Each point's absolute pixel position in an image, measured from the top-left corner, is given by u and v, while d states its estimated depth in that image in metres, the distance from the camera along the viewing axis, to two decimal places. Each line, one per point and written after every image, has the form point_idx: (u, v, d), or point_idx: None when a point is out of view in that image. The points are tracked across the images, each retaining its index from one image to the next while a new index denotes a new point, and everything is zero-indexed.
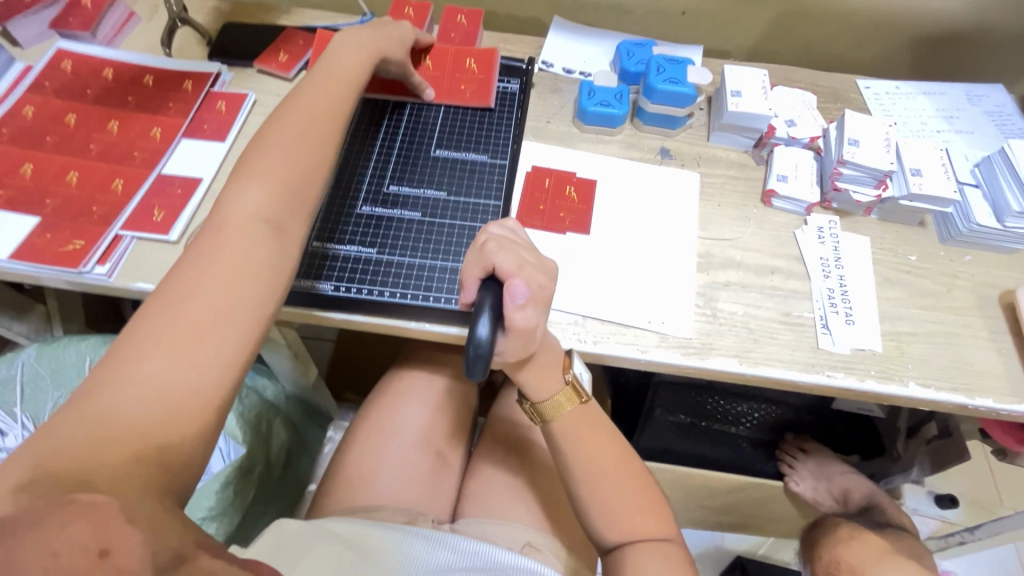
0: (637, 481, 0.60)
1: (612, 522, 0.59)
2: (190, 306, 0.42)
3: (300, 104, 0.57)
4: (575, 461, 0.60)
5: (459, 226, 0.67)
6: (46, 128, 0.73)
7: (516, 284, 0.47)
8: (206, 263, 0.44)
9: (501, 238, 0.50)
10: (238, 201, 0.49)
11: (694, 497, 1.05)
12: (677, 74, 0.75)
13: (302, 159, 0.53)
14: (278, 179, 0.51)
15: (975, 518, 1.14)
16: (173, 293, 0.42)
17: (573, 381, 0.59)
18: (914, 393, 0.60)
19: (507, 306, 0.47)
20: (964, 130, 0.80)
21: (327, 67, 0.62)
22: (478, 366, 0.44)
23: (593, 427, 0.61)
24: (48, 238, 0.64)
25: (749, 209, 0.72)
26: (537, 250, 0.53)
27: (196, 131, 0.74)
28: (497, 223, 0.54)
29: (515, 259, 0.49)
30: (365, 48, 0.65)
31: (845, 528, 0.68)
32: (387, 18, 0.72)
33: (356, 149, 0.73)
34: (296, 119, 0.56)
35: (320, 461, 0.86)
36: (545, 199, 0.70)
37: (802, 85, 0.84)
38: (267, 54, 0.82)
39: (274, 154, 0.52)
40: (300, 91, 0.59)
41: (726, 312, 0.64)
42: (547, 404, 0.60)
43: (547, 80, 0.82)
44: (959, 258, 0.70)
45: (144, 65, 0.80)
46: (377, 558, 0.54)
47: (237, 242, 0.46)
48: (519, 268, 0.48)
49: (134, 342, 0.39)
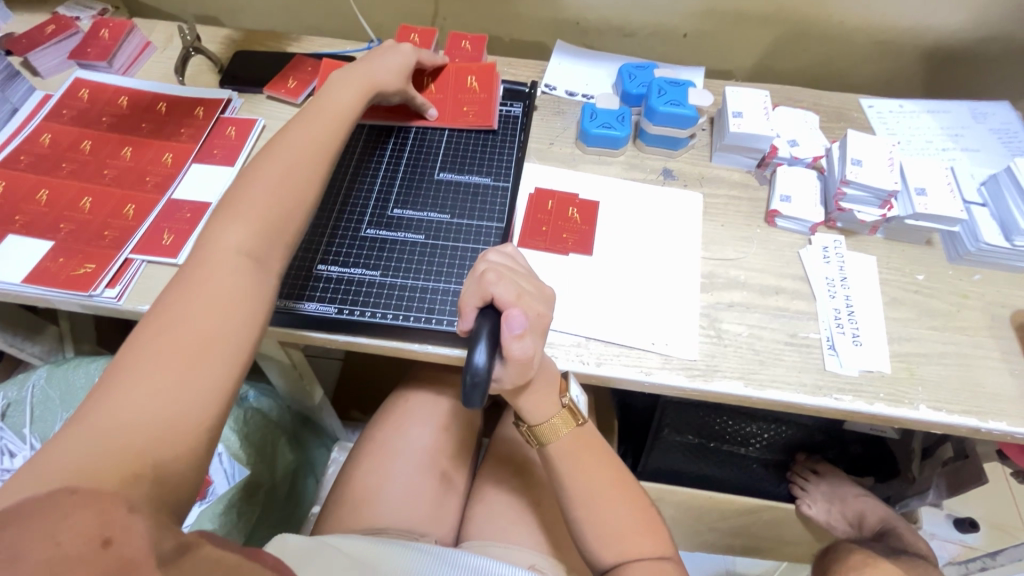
0: (635, 504, 0.60)
1: (610, 546, 0.58)
2: (175, 334, 0.42)
3: (292, 137, 0.59)
4: (572, 484, 0.59)
5: (461, 250, 0.68)
6: (63, 156, 0.75)
7: (515, 313, 0.47)
8: (195, 290, 0.45)
9: (500, 268, 0.51)
10: (220, 235, 0.49)
11: (703, 520, 1.03)
12: (678, 96, 0.75)
13: (289, 190, 0.55)
14: (264, 211, 0.52)
15: (997, 542, 1.12)
16: (164, 320, 0.43)
17: (570, 404, 0.59)
18: (924, 416, 0.59)
19: (504, 335, 0.47)
20: (970, 148, 0.80)
21: (321, 107, 0.64)
22: (475, 394, 0.44)
23: (593, 449, 0.61)
24: (61, 262, 0.65)
25: (753, 229, 0.72)
26: (536, 279, 0.54)
27: (207, 155, 0.76)
28: (497, 251, 0.55)
29: (513, 289, 0.49)
30: (353, 85, 0.67)
31: (858, 555, 0.66)
32: (386, 49, 0.73)
33: (360, 175, 0.74)
34: (281, 155, 0.57)
35: (324, 483, 0.86)
36: (548, 220, 0.71)
37: (805, 105, 0.84)
38: (276, 81, 0.84)
39: (260, 186, 0.54)
40: (296, 126, 0.61)
41: (731, 333, 0.64)
42: (543, 427, 0.59)
43: (550, 103, 0.83)
44: (969, 277, 0.69)
45: (158, 93, 0.82)
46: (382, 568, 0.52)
47: (223, 272, 0.47)
48: (519, 298, 0.49)
49: (123, 369, 0.39)
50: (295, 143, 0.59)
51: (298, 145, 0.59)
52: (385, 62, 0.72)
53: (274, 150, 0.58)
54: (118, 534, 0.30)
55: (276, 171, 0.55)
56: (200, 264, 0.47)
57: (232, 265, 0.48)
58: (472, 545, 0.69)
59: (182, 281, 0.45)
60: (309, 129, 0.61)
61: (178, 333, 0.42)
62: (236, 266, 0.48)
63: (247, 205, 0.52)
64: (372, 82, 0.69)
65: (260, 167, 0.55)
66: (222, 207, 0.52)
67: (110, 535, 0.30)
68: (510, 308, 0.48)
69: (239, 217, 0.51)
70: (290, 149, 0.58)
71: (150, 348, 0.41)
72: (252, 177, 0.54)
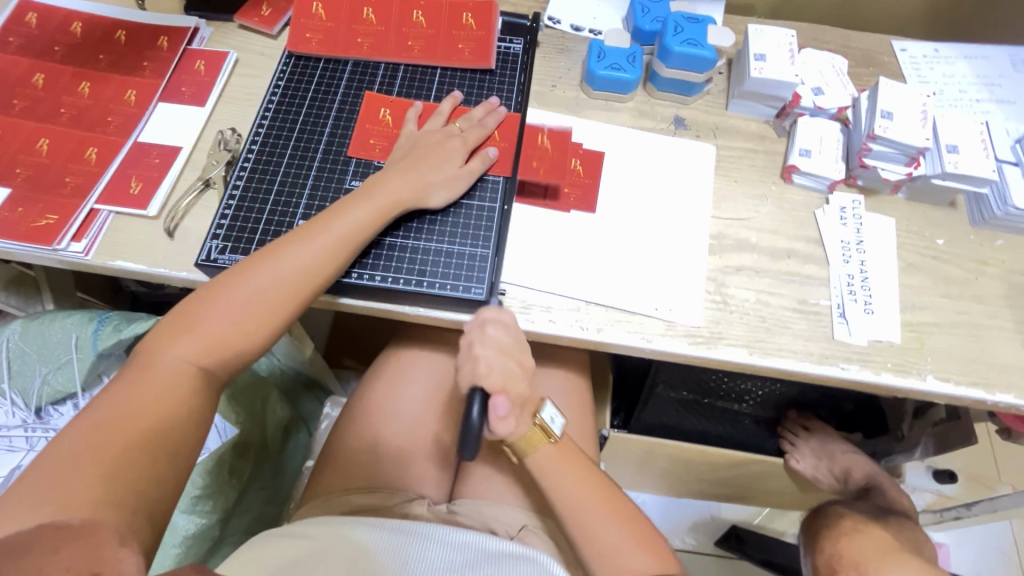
0: (622, 519, 0.58)
1: (594, 548, 0.57)
2: (116, 430, 0.44)
3: (275, 257, 0.54)
4: (560, 489, 0.59)
5: (474, 212, 0.62)
6: (13, 91, 0.67)
7: (500, 399, 0.52)
8: (139, 396, 0.47)
9: (493, 355, 0.54)
10: (172, 348, 0.50)
11: (693, 471, 1.04)
12: (696, 36, 0.68)
13: (251, 311, 0.52)
14: (225, 333, 0.51)
15: (974, 493, 1.15)
16: (104, 419, 0.45)
17: (544, 425, 0.59)
18: (930, 387, 0.57)
19: (490, 416, 0.53)
20: (1005, 100, 0.74)
21: (334, 221, 0.56)
22: (468, 446, 0.50)
23: (574, 462, 0.60)
24: (20, 213, 0.60)
25: (768, 185, 0.67)
26: (527, 353, 0.56)
27: (174, 94, 0.69)
28: (493, 320, 0.55)
29: (501, 373, 0.54)
30: (380, 201, 0.58)
31: (848, 521, 0.66)
32: (435, 152, 0.62)
33: (346, 117, 0.68)
34: (252, 272, 0.53)
35: (317, 437, 0.86)
36: (540, 156, 0.66)
37: (833, 46, 0.77)
38: (249, 7, 0.75)
39: (226, 306, 0.51)
40: (291, 246, 0.54)
41: (737, 299, 0.61)
42: (521, 443, 0.59)
43: (553, 39, 0.75)
44: (990, 242, 0.65)
45: (115, 19, 0.74)
46: (354, 547, 0.52)
47: (167, 381, 0.48)
48: (505, 385, 0.54)
49: (55, 470, 0.41)
50: (293, 256, 0.54)
51: (291, 268, 0.53)
52: (424, 171, 0.60)
53: (257, 260, 0.54)
54: None
55: (247, 291, 0.52)
56: (139, 383, 0.48)
57: (181, 385, 0.49)
58: (465, 503, 0.69)
59: (130, 382, 0.48)
60: (309, 248, 0.54)
61: (124, 427, 0.45)
62: (186, 380, 0.49)
63: (206, 331, 0.51)
64: (404, 198, 0.59)
65: (229, 279, 0.53)
66: (181, 317, 0.51)
67: None
68: (495, 392, 0.53)
69: (192, 338, 0.50)
70: (280, 268, 0.53)
71: (89, 445, 0.43)
72: (222, 289, 0.52)
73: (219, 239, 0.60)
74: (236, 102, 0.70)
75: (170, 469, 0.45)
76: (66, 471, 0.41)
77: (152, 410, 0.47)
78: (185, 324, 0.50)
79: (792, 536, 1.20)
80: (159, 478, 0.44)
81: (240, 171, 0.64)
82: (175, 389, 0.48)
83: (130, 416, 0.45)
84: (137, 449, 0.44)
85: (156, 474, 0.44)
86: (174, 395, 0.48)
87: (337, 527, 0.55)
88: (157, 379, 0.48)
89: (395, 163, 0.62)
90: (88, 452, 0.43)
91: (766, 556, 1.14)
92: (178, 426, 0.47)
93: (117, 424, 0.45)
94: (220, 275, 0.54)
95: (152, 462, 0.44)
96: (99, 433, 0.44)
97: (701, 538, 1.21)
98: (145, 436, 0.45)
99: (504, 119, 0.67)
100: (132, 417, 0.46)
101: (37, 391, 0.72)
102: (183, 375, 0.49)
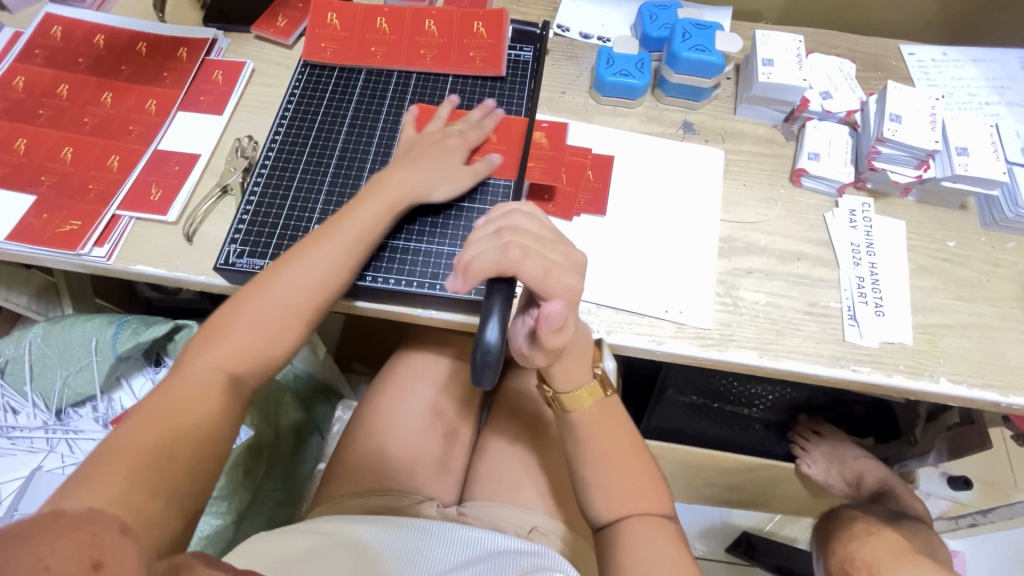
0: (641, 466, 0.58)
1: (612, 501, 0.57)
2: (145, 425, 0.45)
3: (298, 261, 0.55)
4: (586, 452, 0.58)
5: (465, 209, 0.63)
6: (39, 101, 0.69)
7: (553, 308, 0.45)
8: (170, 396, 0.48)
9: (528, 241, 0.46)
10: (205, 353, 0.51)
11: (704, 476, 1.04)
12: (704, 41, 0.69)
13: (279, 313, 0.54)
14: (253, 336, 0.52)
15: (990, 500, 1.13)
16: (135, 418, 0.46)
17: (601, 374, 0.58)
18: (942, 389, 0.57)
19: (542, 329, 0.46)
20: (1015, 103, 0.74)
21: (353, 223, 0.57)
22: (486, 371, 0.43)
23: (613, 417, 0.59)
24: (45, 219, 0.62)
25: (777, 188, 0.68)
26: (566, 243, 0.49)
27: (193, 103, 0.71)
28: (520, 210, 0.49)
29: (540, 265, 0.45)
30: (394, 200, 0.59)
31: (861, 524, 0.66)
32: (441, 151, 0.62)
33: (359, 123, 0.70)
34: (279, 275, 0.55)
35: (329, 440, 0.87)
36: (541, 157, 0.67)
37: (840, 51, 0.77)
38: (265, 18, 0.77)
39: (255, 309, 0.53)
40: (313, 249, 0.56)
41: (748, 301, 0.61)
42: (568, 396, 0.57)
43: (562, 46, 0.77)
44: (1002, 244, 0.65)
45: (136, 31, 0.76)
46: (367, 543, 0.52)
47: (197, 380, 0.49)
48: (547, 278, 0.46)
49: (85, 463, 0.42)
50: (321, 257, 0.55)
51: (314, 269, 0.55)
52: (430, 169, 0.61)
53: (283, 261, 0.56)
54: (109, 557, 0.28)
55: (275, 294, 0.54)
56: (164, 383, 0.49)
57: (212, 385, 0.50)
58: (476, 505, 0.69)
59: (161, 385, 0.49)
60: (329, 250, 0.56)
61: (160, 423, 0.46)
62: (218, 380, 0.50)
63: (236, 336, 0.52)
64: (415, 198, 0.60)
65: (260, 282, 0.54)
66: (216, 321, 0.53)
67: (101, 559, 0.27)
68: (539, 289, 0.45)
69: (223, 341, 0.52)
70: (302, 271, 0.55)
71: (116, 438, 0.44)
72: (251, 295, 0.54)
73: (237, 244, 0.61)
74: (253, 110, 0.72)
75: (199, 464, 0.46)
76: (93, 463, 0.42)
77: (178, 406, 0.47)
78: (220, 328, 0.52)
79: (804, 542, 1.19)
80: (188, 472, 0.45)
81: (257, 177, 0.65)
82: (200, 386, 0.49)
83: (155, 411, 0.47)
84: (165, 442, 0.45)
85: (185, 468, 0.45)
86: (201, 393, 0.49)
87: (348, 525, 0.56)
88: (185, 378, 0.49)
89: (399, 158, 0.63)
90: (113, 448, 0.43)
91: (778, 564, 1.13)
92: (204, 422, 0.48)
93: (145, 420, 0.46)
94: (254, 277, 0.56)
95: (180, 456, 0.45)
96: (125, 429, 0.45)
97: (712, 544, 1.20)
98: (172, 431, 0.46)
99: (501, 120, 0.68)
100: (156, 412, 0.46)
101: (57, 394, 0.74)
102: (208, 374, 0.50)
